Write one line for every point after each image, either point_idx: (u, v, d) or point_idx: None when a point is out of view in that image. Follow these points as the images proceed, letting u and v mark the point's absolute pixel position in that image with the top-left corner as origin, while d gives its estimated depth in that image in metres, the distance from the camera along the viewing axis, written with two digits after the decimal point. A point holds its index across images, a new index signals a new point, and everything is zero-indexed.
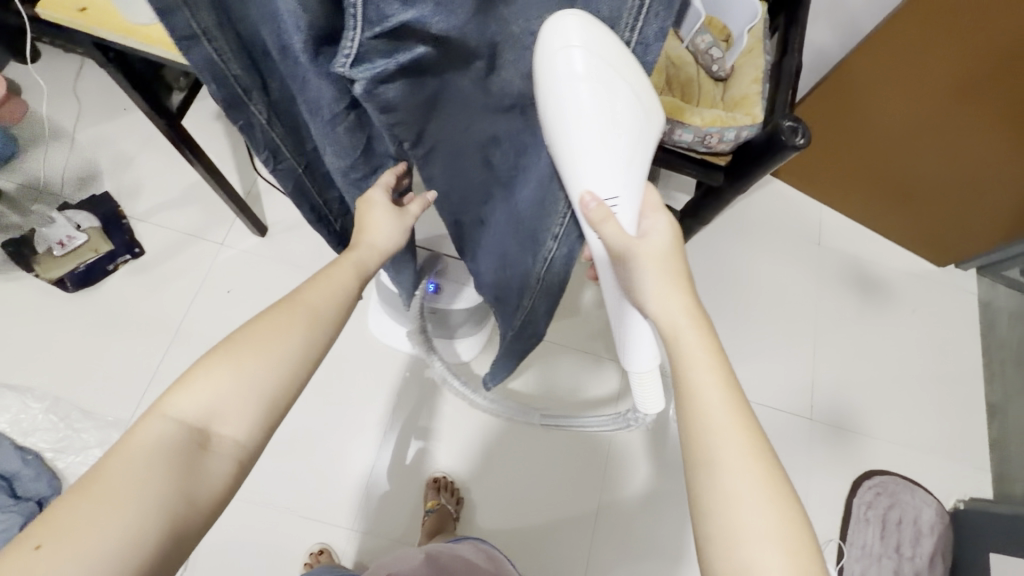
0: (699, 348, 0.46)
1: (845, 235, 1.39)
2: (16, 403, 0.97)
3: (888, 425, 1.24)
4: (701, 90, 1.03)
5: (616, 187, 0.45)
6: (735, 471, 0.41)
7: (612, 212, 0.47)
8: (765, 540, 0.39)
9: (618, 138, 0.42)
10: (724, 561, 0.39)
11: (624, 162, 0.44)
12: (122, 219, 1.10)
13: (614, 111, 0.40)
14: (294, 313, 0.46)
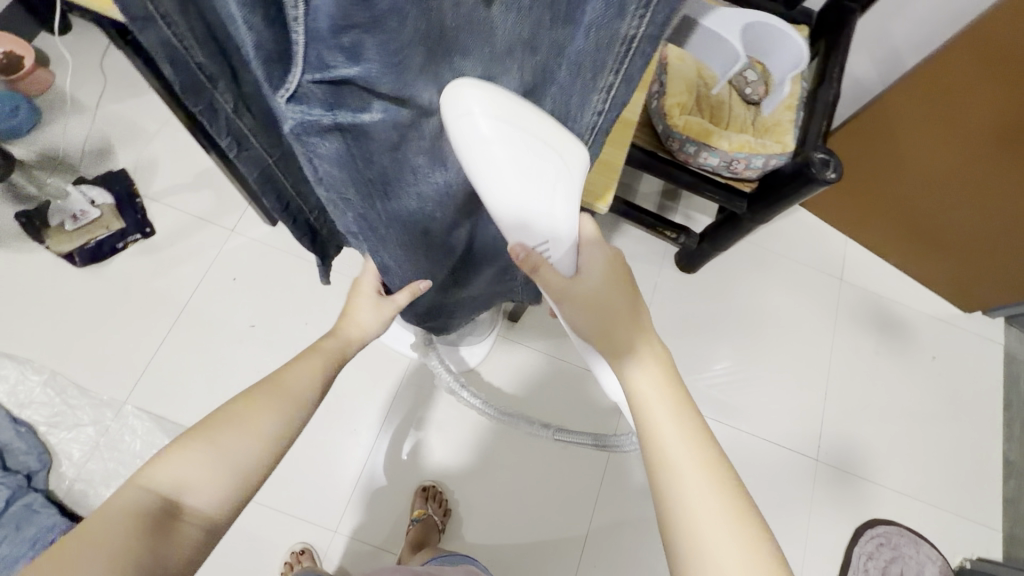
0: (651, 379, 0.50)
1: (867, 271, 1.34)
2: (15, 373, 0.97)
3: (897, 474, 1.20)
4: (732, 113, 1.00)
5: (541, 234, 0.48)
6: (698, 492, 0.44)
7: (545, 257, 0.50)
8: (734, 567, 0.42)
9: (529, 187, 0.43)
10: None
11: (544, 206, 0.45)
12: (136, 199, 1.10)
13: (522, 165, 0.41)
14: (276, 395, 0.50)
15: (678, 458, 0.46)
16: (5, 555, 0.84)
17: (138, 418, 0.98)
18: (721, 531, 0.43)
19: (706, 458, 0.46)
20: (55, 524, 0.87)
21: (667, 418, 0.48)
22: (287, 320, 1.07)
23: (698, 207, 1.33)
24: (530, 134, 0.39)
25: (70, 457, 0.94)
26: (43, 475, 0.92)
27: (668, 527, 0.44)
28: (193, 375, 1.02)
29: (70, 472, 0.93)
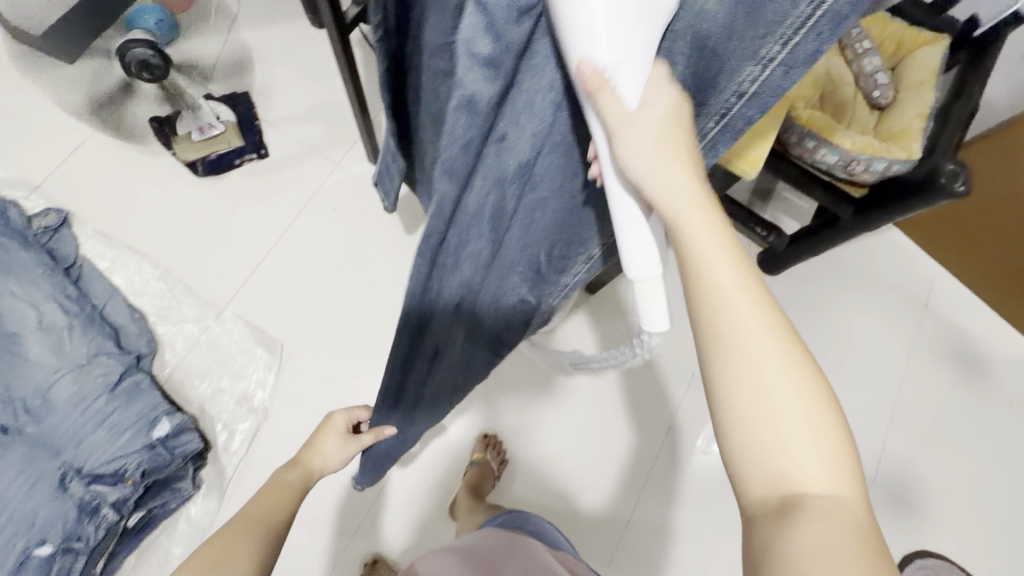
0: (704, 221, 0.35)
1: (954, 303, 1.30)
2: (134, 264, 1.05)
3: (955, 510, 1.16)
4: (854, 114, 1.00)
5: (625, 51, 0.30)
6: (759, 347, 0.34)
7: (610, 82, 0.31)
8: (795, 425, 0.33)
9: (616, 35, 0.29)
10: (757, 466, 0.34)
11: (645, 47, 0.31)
12: (256, 121, 1.16)
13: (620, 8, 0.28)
14: (241, 532, 0.53)
15: (737, 318, 0.34)
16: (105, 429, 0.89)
17: (236, 323, 1.05)
18: (785, 403, 0.33)
19: (776, 321, 0.35)
20: (160, 405, 0.92)
21: (726, 273, 0.35)
22: (377, 256, 1.12)
23: (789, 212, 1.31)
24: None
25: (174, 348, 1.02)
26: (148, 359, 0.98)
27: (722, 396, 0.35)
28: (286, 294, 1.08)
29: (172, 361, 1.01)
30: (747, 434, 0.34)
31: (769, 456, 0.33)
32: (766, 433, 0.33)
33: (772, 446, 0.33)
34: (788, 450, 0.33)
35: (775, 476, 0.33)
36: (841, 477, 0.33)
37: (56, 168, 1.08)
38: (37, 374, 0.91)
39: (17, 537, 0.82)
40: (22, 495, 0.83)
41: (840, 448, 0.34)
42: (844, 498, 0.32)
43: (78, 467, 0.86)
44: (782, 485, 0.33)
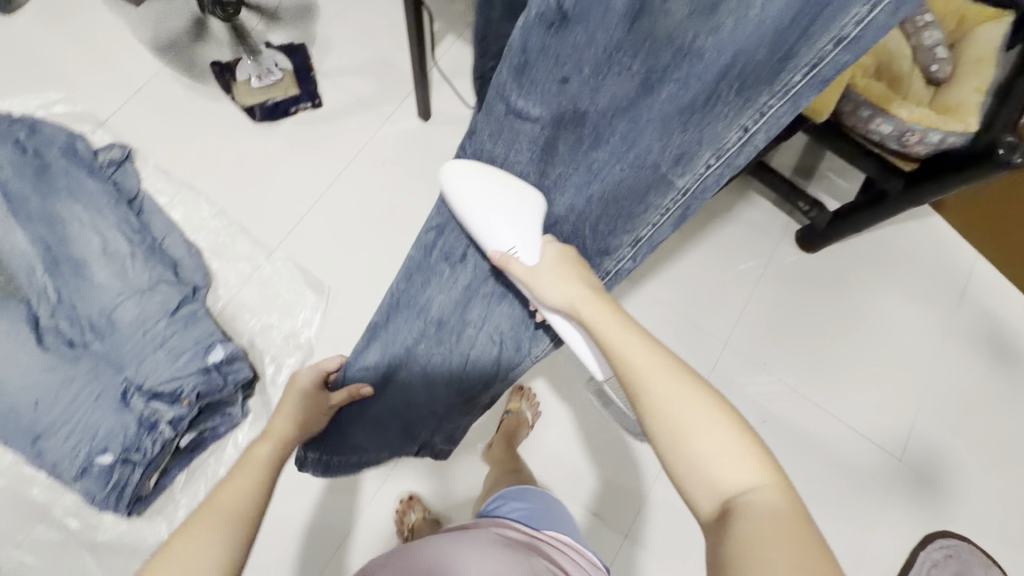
0: (606, 313, 0.54)
1: (992, 292, 1.29)
2: (192, 201, 1.09)
3: (980, 494, 1.17)
4: (910, 88, 0.98)
5: (512, 238, 0.60)
6: (669, 391, 0.47)
7: (512, 256, 0.60)
8: (710, 432, 0.45)
9: (513, 232, 0.61)
10: (694, 478, 0.44)
11: (517, 222, 0.61)
12: (311, 72, 1.19)
13: (517, 223, 0.61)
14: (207, 522, 0.50)
15: (649, 373, 0.48)
16: (163, 352, 0.93)
17: (285, 264, 1.08)
18: (701, 435, 0.44)
19: (675, 369, 0.48)
20: (215, 332, 0.96)
21: (636, 348, 0.50)
22: (422, 208, 1.14)
23: (831, 192, 1.29)
24: (511, 186, 0.62)
25: (226, 283, 1.06)
26: (204, 291, 1.02)
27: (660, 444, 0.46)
28: (334, 239, 1.10)
29: (225, 296, 1.05)
30: (685, 461, 0.44)
31: (701, 469, 0.44)
32: (697, 457, 0.44)
33: (707, 468, 0.44)
34: (713, 468, 0.43)
35: (706, 480, 0.43)
36: (759, 474, 0.43)
37: (122, 107, 1.13)
38: (102, 295, 0.95)
39: (82, 445, 0.87)
40: (88, 406, 0.89)
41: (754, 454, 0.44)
42: (765, 495, 0.41)
43: (139, 384, 0.91)
44: (721, 498, 0.42)
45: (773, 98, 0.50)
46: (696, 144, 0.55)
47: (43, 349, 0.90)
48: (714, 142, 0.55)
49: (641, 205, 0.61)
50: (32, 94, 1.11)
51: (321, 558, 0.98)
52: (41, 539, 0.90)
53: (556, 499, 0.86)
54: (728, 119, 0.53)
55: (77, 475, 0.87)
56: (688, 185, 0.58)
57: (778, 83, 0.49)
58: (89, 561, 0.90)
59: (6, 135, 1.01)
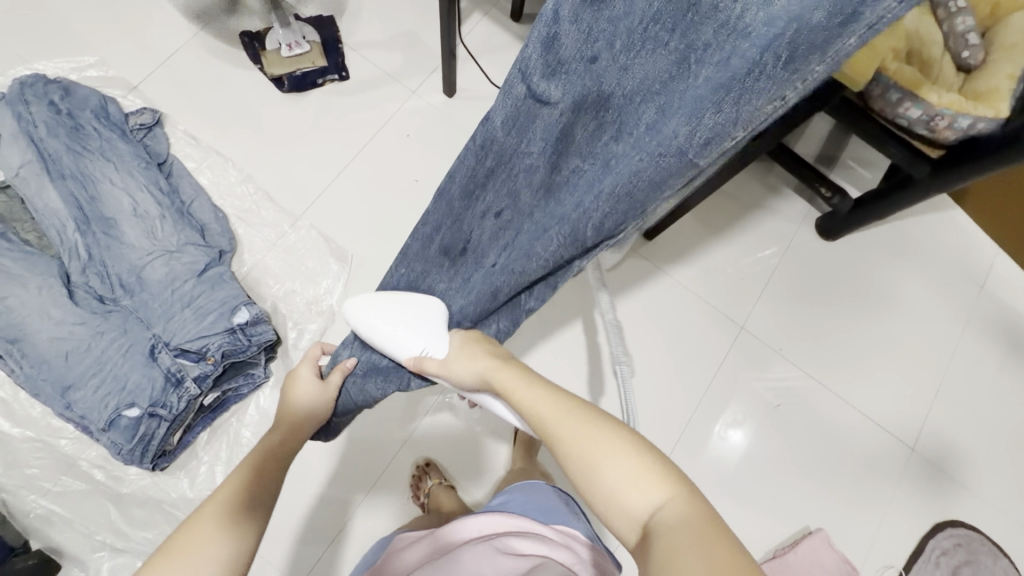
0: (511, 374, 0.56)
1: (1012, 287, 1.28)
2: (220, 167, 1.11)
3: (992, 485, 1.17)
4: (940, 74, 0.98)
5: (418, 339, 0.63)
6: (573, 433, 0.47)
7: (425, 356, 0.62)
8: (614, 463, 0.44)
9: (418, 336, 0.64)
10: (613, 510, 0.43)
11: (419, 324, 0.64)
12: (339, 44, 1.20)
13: (416, 325, 0.65)
14: (210, 515, 0.52)
15: (551, 423, 0.49)
16: (190, 312, 0.95)
17: (310, 232, 1.09)
18: (601, 467, 0.44)
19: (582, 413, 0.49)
20: (239, 295, 0.97)
21: (541, 404, 0.51)
22: None
23: (853, 181, 1.29)
24: (410, 301, 0.68)
25: (251, 248, 1.07)
26: (230, 255, 1.04)
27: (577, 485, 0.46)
28: (358, 210, 1.12)
29: (250, 261, 1.07)
30: (600, 498, 0.44)
31: (615, 504, 0.43)
32: (605, 492, 0.43)
33: (618, 495, 0.42)
34: (620, 493, 0.42)
35: (621, 511, 0.42)
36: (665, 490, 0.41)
37: (153, 73, 1.14)
38: (131, 254, 0.97)
39: (111, 397, 0.90)
40: (118, 359, 0.91)
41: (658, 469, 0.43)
42: (670, 508, 0.40)
43: (167, 341, 0.93)
44: (638, 523, 0.41)
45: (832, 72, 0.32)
46: (726, 124, 0.37)
47: (74, 304, 0.93)
48: (753, 126, 0.37)
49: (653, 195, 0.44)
50: (65, 57, 1.12)
51: (338, 519, 1.01)
52: (68, 488, 0.93)
53: (563, 494, 0.85)
54: (772, 89, 0.33)
55: (105, 427, 0.90)
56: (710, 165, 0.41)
57: (840, 54, 0.31)
58: (114, 511, 0.93)
59: (41, 94, 1.02)
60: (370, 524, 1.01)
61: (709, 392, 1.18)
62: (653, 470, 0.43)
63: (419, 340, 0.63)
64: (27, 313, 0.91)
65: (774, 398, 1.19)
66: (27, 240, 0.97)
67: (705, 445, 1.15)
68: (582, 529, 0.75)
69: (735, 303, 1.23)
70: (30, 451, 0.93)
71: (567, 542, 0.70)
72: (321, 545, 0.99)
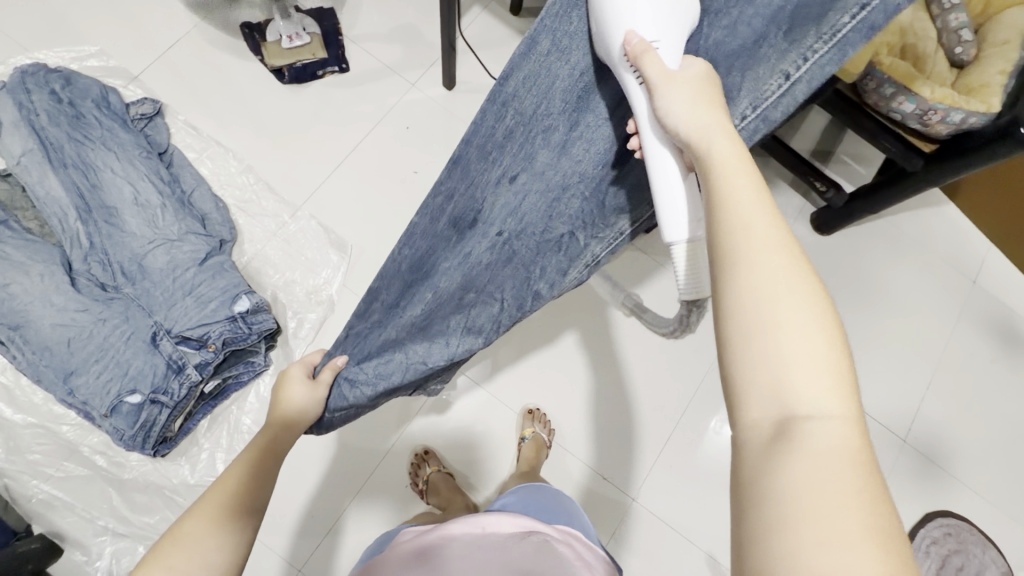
0: (718, 138, 0.38)
1: (1004, 281, 1.30)
2: (220, 157, 1.11)
3: (981, 476, 1.19)
4: (934, 68, 0.99)
5: (661, 27, 0.42)
6: (780, 275, 0.31)
7: (653, 49, 0.42)
8: (802, 351, 0.29)
9: (666, 16, 0.42)
10: (760, 384, 0.30)
11: (671, 8, 0.42)
12: (339, 36, 1.20)
13: (668, 8, 0.42)
14: (214, 507, 0.52)
15: (753, 247, 0.33)
16: (191, 301, 0.95)
17: (309, 223, 1.10)
18: (789, 335, 0.30)
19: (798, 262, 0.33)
20: (241, 284, 0.98)
21: (753, 214, 0.34)
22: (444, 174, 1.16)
23: (847, 176, 1.30)
24: None
25: (252, 239, 1.08)
26: (230, 245, 1.05)
27: (728, 316, 0.32)
28: (357, 201, 1.13)
29: (250, 251, 1.07)
30: (760, 359, 0.30)
31: (774, 384, 0.29)
32: (774, 365, 0.29)
33: (782, 374, 0.29)
34: (792, 380, 0.29)
35: (775, 389, 0.29)
36: (844, 413, 0.29)
37: (153, 64, 1.15)
38: (132, 242, 0.98)
39: (114, 382, 0.91)
40: (120, 346, 0.92)
41: (851, 387, 0.30)
42: (850, 442, 0.28)
43: (168, 328, 0.94)
44: (783, 417, 0.29)
45: (818, 42, 0.43)
46: (734, 90, 0.46)
47: (76, 291, 0.93)
48: (755, 90, 0.46)
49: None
50: (66, 47, 1.13)
51: (336, 506, 1.02)
52: (70, 474, 0.94)
53: (568, 498, 0.88)
54: (766, 60, 0.44)
55: (106, 413, 0.91)
56: None
57: (824, 23, 0.42)
58: (116, 497, 0.94)
59: (42, 83, 1.03)
60: (369, 511, 1.03)
61: None
62: (848, 387, 0.30)
63: (659, 26, 0.42)
64: (29, 300, 0.92)
65: None
66: (29, 229, 0.98)
67: None
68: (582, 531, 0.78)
69: None
70: (31, 436, 0.94)
71: (567, 539, 0.72)
72: (320, 531, 1.01)
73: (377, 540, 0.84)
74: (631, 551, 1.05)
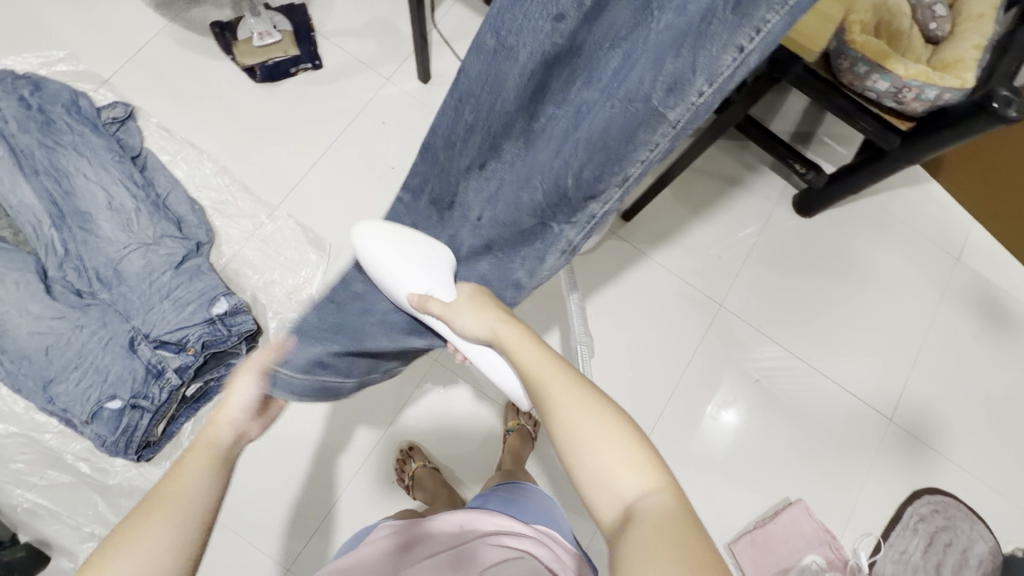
0: (524, 340, 0.58)
1: (987, 258, 1.30)
2: (195, 159, 1.11)
3: (967, 451, 1.19)
4: (909, 45, 0.97)
5: (425, 281, 0.64)
6: (575, 410, 0.48)
7: (429, 296, 0.64)
8: (608, 448, 0.45)
9: (427, 274, 0.65)
10: (597, 490, 0.44)
11: (425, 266, 0.65)
12: (311, 33, 1.19)
13: (425, 266, 0.65)
14: (144, 531, 0.45)
15: (553, 394, 0.50)
16: (168, 306, 0.95)
17: (287, 222, 1.10)
18: (599, 447, 0.45)
19: (584, 393, 0.49)
20: (219, 286, 0.98)
21: (543, 369, 0.53)
22: None
23: (828, 157, 1.30)
24: (418, 242, 0.66)
25: (229, 240, 1.07)
26: (207, 247, 1.04)
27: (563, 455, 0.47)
28: (334, 199, 1.12)
29: (228, 252, 1.07)
30: (590, 472, 0.45)
31: (603, 485, 0.44)
32: (598, 473, 0.44)
33: (607, 479, 0.44)
34: (614, 478, 0.44)
35: (607, 491, 0.43)
36: (657, 483, 0.42)
37: (124, 66, 1.13)
38: (108, 248, 0.97)
39: (92, 389, 0.91)
40: (98, 352, 0.92)
41: (653, 461, 0.44)
42: (662, 497, 0.41)
43: (146, 333, 0.94)
44: (619, 505, 0.42)
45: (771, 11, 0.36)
46: (686, 71, 0.40)
47: (51, 298, 0.93)
48: (709, 67, 0.40)
49: (626, 149, 0.46)
50: (35, 52, 1.11)
51: (324, 505, 1.02)
52: (55, 482, 0.93)
53: (546, 495, 0.88)
54: (716, 34, 0.38)
55: (87, 419, 0.90)
56: (681, 119, 0.43)
57: None
58: (101, 503, 0.94)
59: (11, 90, 1.01)
60: (357, 508, 1.03)
61: (690, 370, 1.19)
62: (652, 463, 0.44)
63: (424, 280, 0.65)
64: (5, 308, 0.91)
65: (752, 372, 1.20)
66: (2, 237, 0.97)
67: (688, 424, 1.17)
68: (559, 532, 0.77)
69: (714, 282, 1.24)
70: (14, 445, 0.94)
71: (544, 540, 0.71)
72: (308, 531, 1.01)
73: (361, 530, 0.84)
74: None
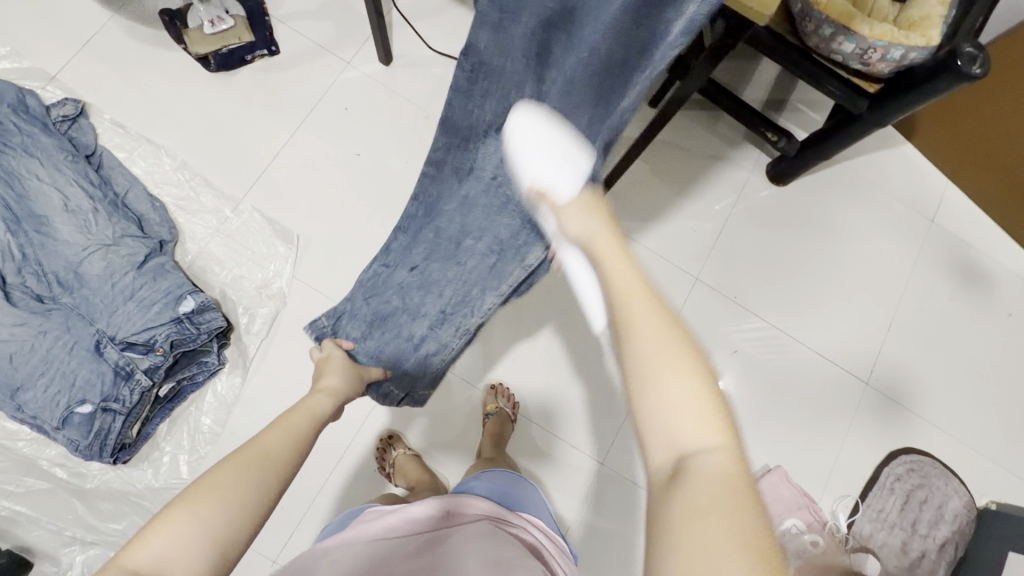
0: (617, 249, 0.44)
1: (962, 218, 1.30)
2: (153, 155, 1.08)
3: (943, 411, 1.21)
4: (875, 4, 0.94)
5: (550, 174, 0.51)
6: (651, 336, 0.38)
7: (550, 190, 0.51)
8: (676, 388, 0.36)
9: (555, 166, 0.51)
10: (653, 429, 0.36)
11: (558, 158, 0.51)
12: (266, 17, 1.15)
13: (555, 159, 0.51)
14: (248, 458, 0.54)
15: (630, 309, 0.40)
16: (133, 306, 0.93)
17: (252, 215, 1.08)
18: (673, 388, 0.36)
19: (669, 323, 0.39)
20: (184, 284, 0.96)
21: (627, 275, 0.42)
22: (386, 152, 1.13)
23: (801, 123, 1.28)
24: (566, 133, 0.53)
25: (194, 237, 1.05)
26: (171, 245, 1.02)
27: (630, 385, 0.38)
28: (299, 190, 1.10)
29: (193, 249, 1.05)
30: (650, 409, 0.37)
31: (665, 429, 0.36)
32: (658, 411, 0.36)
33: (663, 424, 0.36)
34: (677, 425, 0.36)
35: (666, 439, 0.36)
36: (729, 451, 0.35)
37: (71, 61, 1.09)
38: (67, 251, 0.95)
39: (61, 394, 0.90)
40: (65, 357, 0.91)
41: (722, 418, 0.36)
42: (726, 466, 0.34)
43: (112, 335, 0.92)
44: (675, 456, 0.35)
45: None
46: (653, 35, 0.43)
47: (11, 305, 0.91)
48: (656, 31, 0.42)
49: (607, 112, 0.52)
50: None
51: (306, 498, 1.02)
52: (32, 489, 0.93)
53: (523, 480, 0.89)
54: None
55: (58, 424, 0.89)
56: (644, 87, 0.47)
57: None
58: (81, 507, 0.93)
59: None
60: (340, 498, 1.03)
61: None
62: (722, 423, 0.36)
63: (553, 172, 0.51)
64: None
65: (735, 341, 1.21)
66: None
67: None
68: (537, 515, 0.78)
69: (691, 255, 1.23)
70: None
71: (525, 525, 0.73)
72: (291, 524, 1.01)
73: (340, 517, 0.84)
74: (604, 514, 1.07)
